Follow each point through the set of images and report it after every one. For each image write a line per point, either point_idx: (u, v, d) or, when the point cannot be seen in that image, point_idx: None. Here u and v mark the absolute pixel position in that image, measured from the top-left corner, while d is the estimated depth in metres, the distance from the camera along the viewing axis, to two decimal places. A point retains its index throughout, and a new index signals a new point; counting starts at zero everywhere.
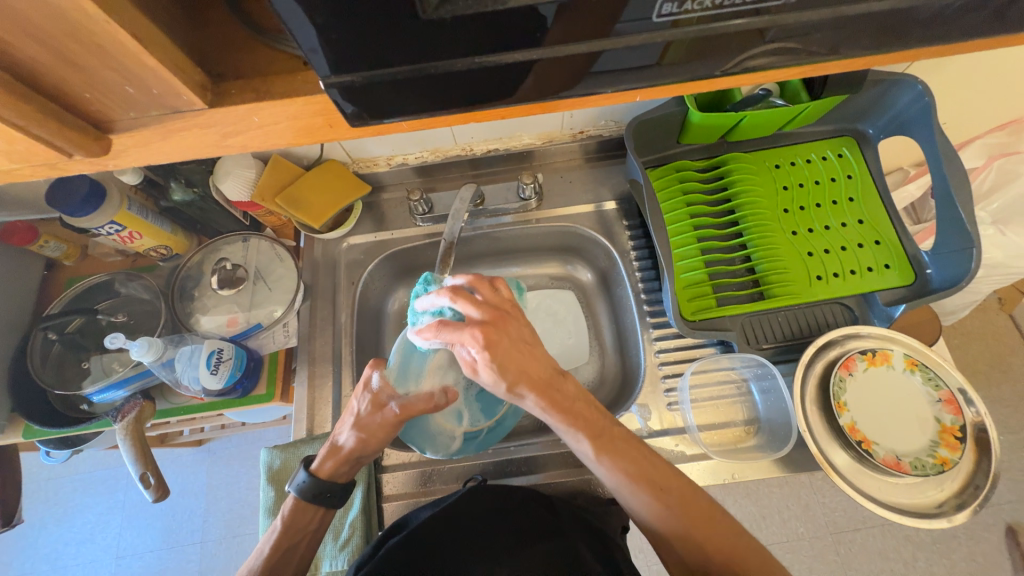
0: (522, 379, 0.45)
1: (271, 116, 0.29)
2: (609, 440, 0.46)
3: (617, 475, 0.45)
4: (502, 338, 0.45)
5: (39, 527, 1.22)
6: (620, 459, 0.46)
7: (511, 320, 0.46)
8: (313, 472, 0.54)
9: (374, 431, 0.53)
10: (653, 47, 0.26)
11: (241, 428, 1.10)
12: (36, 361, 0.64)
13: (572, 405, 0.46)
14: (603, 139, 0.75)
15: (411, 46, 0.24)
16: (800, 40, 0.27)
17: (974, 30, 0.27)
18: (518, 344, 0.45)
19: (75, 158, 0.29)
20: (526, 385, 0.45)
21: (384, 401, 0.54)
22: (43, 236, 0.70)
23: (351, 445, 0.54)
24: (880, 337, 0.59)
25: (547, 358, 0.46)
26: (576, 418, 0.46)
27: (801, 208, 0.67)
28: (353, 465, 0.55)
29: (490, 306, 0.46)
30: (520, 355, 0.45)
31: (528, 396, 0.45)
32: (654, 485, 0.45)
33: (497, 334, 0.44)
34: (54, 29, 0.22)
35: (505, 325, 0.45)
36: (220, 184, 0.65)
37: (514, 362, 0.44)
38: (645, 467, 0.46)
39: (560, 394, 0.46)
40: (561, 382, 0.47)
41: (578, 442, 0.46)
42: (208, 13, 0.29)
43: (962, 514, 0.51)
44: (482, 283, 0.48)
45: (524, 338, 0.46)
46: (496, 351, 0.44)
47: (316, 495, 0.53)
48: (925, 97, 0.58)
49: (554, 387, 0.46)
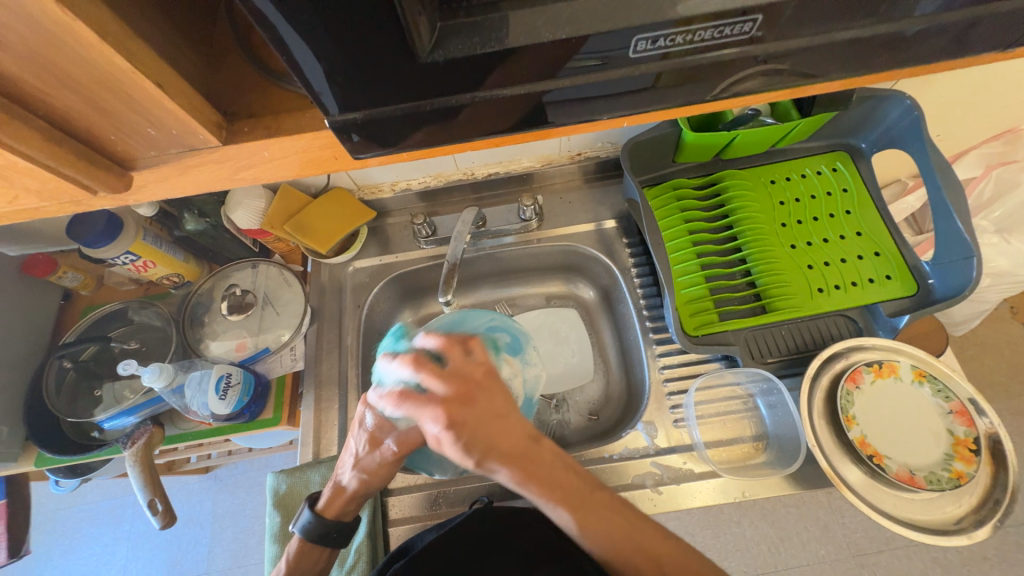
0: (491, 455, 0.44)
1: (282, 149, 0.30)
2: (589, 508, 0.45)
3: (599, 546, 0.44)
4: (466, 413, 0.44)
5: (44, 559, 1.21)
6: (602, 529, 0.44)
7: (482, 393, 0.46)
8: (317, 511, 0.54)
9: (376, 470, 0.53)
10: (640, 78, 0.28)
11: (248, 453, 1.10)
12: (50, 389, 0.65)
13: (547, 472, 0.45)
14: (601, 160, 0.77)
15: (412, 86, 0.26)
16: (777, 66, 0.28)
17: (945, 52, 0.29)
18: (489, 415, 0.44)
19: (100, 194, 0.31)
20: (495, 460, 0.44)
21: (380, 439, 0.54)
22: (62, 267, 0.72)
23: (355, 485, 0.54)
24: (885, 348, 0.59)
25: (518, 429, 0.45)
26: (553, 487, 0.45)
27: (798, 222, 0.68)
28: (359, 503, 0.55)
29: (459, 377, 0.46)
30: (489, 428, 0.44)
31: (499, 471, 0.44)
32: (634, 548, 0.44)
33: (461, 413, 0.44)
34: (87, 79, 0.24)
35: (474, 403, 0.44)
36: (231, 214, 0.67)
37: (481, 437, 0.43)
38: (626, 531, 0.44)
39: (531, 464, 0.45)
40: (535, 450, 0.45)
41: (559, 514, 0.45)
42: (225, 58, 0.32)
43: (984, 530, 0.50)
44: (451, 351, 0.48)
45: (496, 409, 0.45)
46: (461, 429, 0.43)
47: (322, 535, 0.53)
48: (913, 111, 0.60)
49: (526, 458, 0.45)
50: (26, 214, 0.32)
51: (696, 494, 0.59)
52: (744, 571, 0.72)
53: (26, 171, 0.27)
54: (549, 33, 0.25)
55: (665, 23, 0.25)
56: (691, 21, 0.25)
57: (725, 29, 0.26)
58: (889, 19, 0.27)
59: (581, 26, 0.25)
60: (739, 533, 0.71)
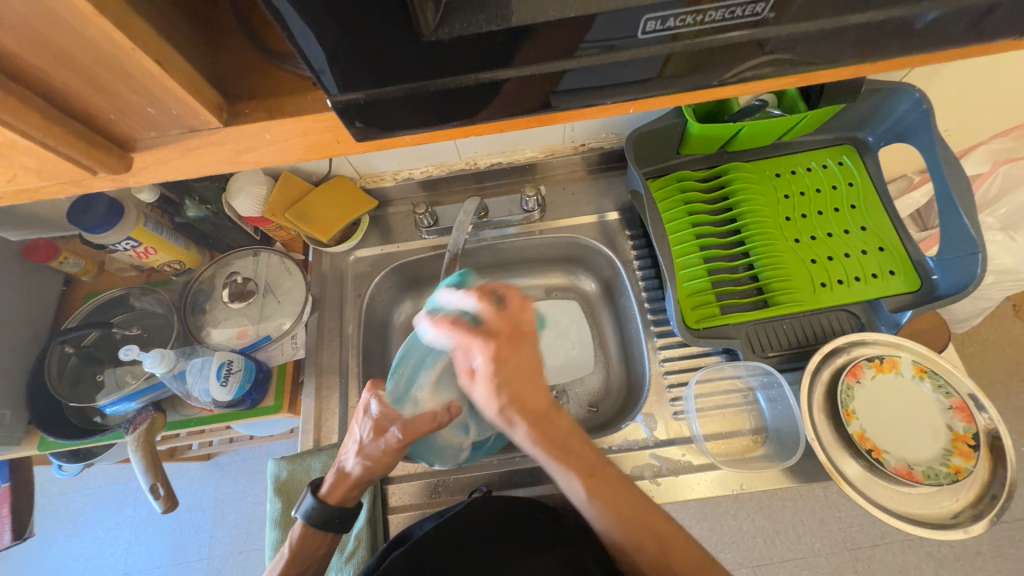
0: (517, 407, 0.45)
1: (283, 132, 0.30)
2: (601, 479, 0.45)
3: (604, 516, 0.45)
4: (512, 356, 0.46)
5: (48, 541, 1.23)
6: (611, 501, 0.45)
7: (527, 342, 0.47)
8: (320, 496, 0.54)
9: (380, 457, 0.54)
10: (647, 61, 0.27)
11: (249, 441, 1.10)
12: (53, 374, 0.66)
13: (564, 438, 0.46)
14: (605, 151, 0.77)
15: (415, 66, 0.25)
16: (787, 52, 0.28)
17: (959, 39, 0.28)
18: (525, 366, 0.46)
19: (99, 175, 0.31)
20: (518, 413, 0.45)
21: (385, 426, 0.55)
22: (63, 253, 0.72)
23: (358, 472, 0.54)
24: (887, 343, 0.59)
25: (547, 390, 0.46)
26: (568, 453, 0.46)
27: (803, 215, 0.67)
28: (362, 489, 0.56)
29: (507, 323, 0.47)
30: (522, 381, 0.45)
31: (521, 425, 0.45)
32: (639, 522, 0.44)
33: (504, 352, 0.45)
34: (85, 56, 0.23)
35: (519, 349, 0.46)
36: (232, 200, 0.67)
37: (512, 386, 0.45)
38: (633, 506, 0.45)
39: (550, 427, 0.46)
40: (555, 416, 0.47)
41: (570, 481, 0.45)
42: (226, 39, 0.31)
43: (980, 525, 0.50)
44: (509, 297, 0.49)
45: (533, 365, 0.46)
46: (502, 367, 0.45)
47: (325, 521, 0.53)
48: (922, 104, 0.59)
49: (545, 420, 0.46)
50: (26, 195, 0.32)
51: (694, 486, 0.59)
52: (740, 563, 0.73)
53: (25, 151, 0.26)
54: (556, 13, 0.24)
55: (674, 4, 0.25)
56: (700, 2, 0.25)
57: (734, 10, 0.25)
58: (902, 4, 0.26)
59: (587, 6, 0.24)
60: (736, 526, 0.71)
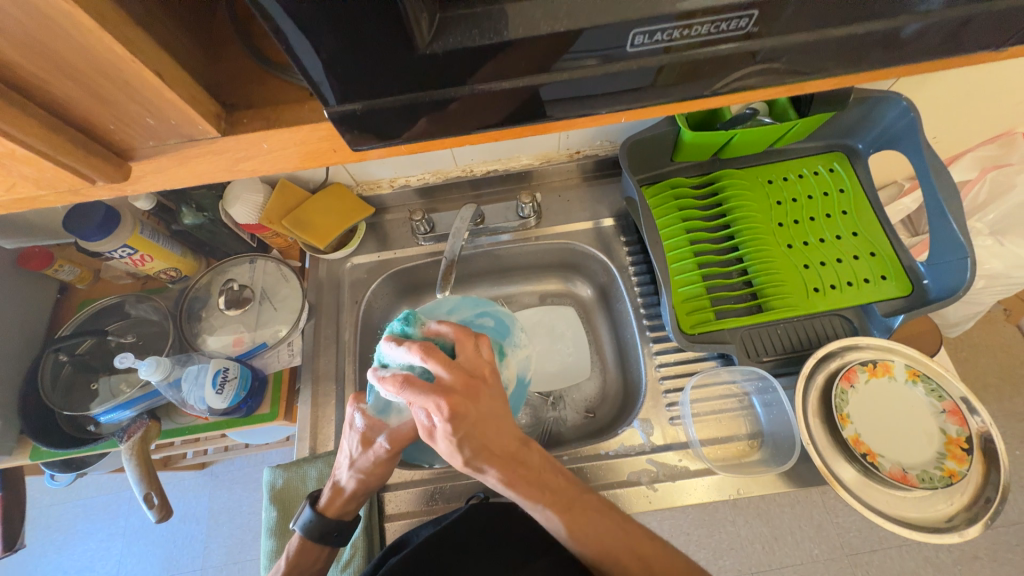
0: (484, 455, 0.45)
1: (280, 141, 0.31)
2: (578, 509, 0.47)
3: (585, 545, 0.46)
4: (473, 408, 0.44)
5: (39, 554, 1.21)
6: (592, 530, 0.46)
7: (485, 390, 0.45)
8: (318, 509, 0.54)
9: (373, 468, 0.53)
10: (637, 72, 0.28)
11: (244, 449, 1.10)
12: (46, 382, 0.65)
13: (532, 479, 0.47)
14: (599, 158, 0.78)
15: (411, 77, 0.26)
16: (774, 62, 0.28)
17: (939, 51, 0.29)
18: (489, 417, 0.45)
19: (98, 184, 0.31)
20: (484, 460, 0.45)
21: (372, 437, 0.54)
22: (58, 260, 0.72)
23: (354, 485, 0.54)
24: (879, 348, 0.59)
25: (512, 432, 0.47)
26: (541, 487, 0.47)
27: (795, 222, 0.68)
28: (359, 502, 0.55)
29: (466, 372, 0.44)
30: (488, 430, 0.45)
31: (488, 471, 0.45)
32: (622, 550, 0.45)
33: (466, 407, 0.43)
34: (86, 67, 0.24)
35: (479, 400, 0.44)
36: (230, 208, 0.67)
37: (477, 438, 0.44)
38: (613, 535, 0.46)
39: (517, 467, 0.46)
40: (524, 454, 0.47)
41: (548, 517, 0.46)
42: (224, 50, 0.32)
43: (974, 528, 0.50)
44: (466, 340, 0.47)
45: (494, 413, 0.45)
46: (464, 423, 0.43)
47: (323, 535, 0.53)
48: (910, 112, 0.60)
49: (515, 460, 0.46)
50: (24, 204, 0.32)
51: (691, 491, 0.59)
52: (738, 569, 0.72)
53: (24, 160, 0.27)
54: (548, 26, 0.25)
55: (663, 18, 0.25)
56: (688, 16, 0.25)
57: (722, 24, 0.26)
58: (884, 17, 0.27)
59: (579, 19, 0.25)
60: (733, 532, 0.72)
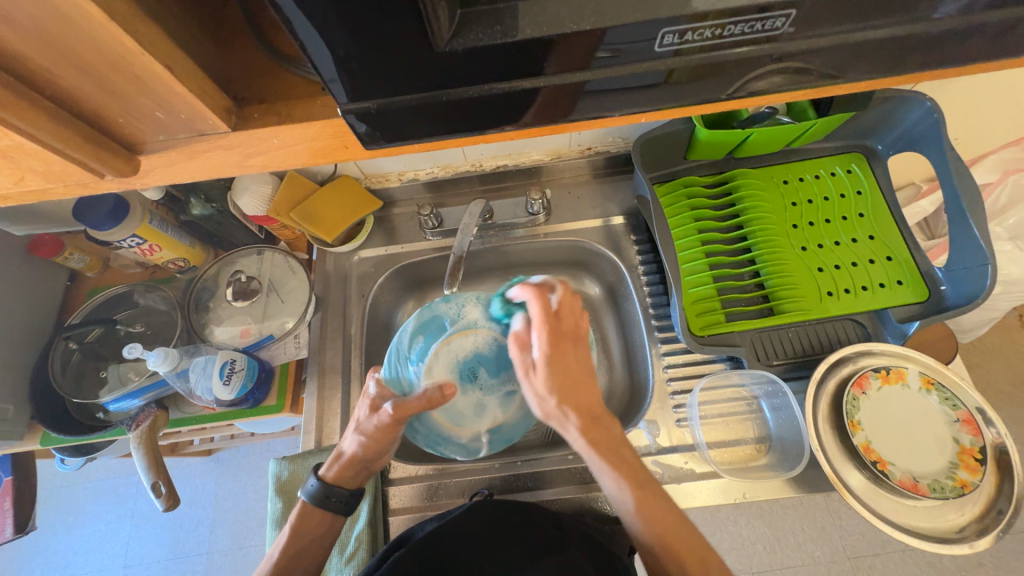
0: (572, 404, 0.46)
1: (291, 137, 0.30)
2: (649, 492, 0.47)
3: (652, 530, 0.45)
4: (569, 353, 0.47)
5: (49, 534, 1.24)
6: (660, 518, 0.46)
7: (579, 342, 0.48)
8: (325, 478, 0.54)
9: (375, 435, 0.51)
10: (659, 74, 0.27)
11: (251, 437, 1.11)
12: (56, 370, 0.66)
13: (614, 446, 0.47)
14: (611, 155, 0.76)
15: (427, 76, 0.25)
16: (802, 66, 0.27)
17: (979, 55, 0.28)
18: (579, 364, 0.47)
19: (107, 177, 0.30)
20: (574, 410, 0.46)
21: (380, 404, 0.52)
22: (68, 249, 0.73)
23: (356, 450, 0.53)
24: (894, 354, 0.58)
25: (596, 390, 0.48)
26: (620, 460, 0.47)
27: (810, 223, 0.67)
28: (359, 469, 0.55)
29: (569, 320, 0.48)
30: (576, 379, 0.47)
31: (575, 424, 0.46)
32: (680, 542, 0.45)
33: (563, 349, 0.47)
34: (96, 59, 0.23)
35: (576, 346, 0.47)
36: (238, 199, 0.67)
37: (568, 379, 0.46)
38: (675, 527, 0.46)
39: (601, 427, 0.47)
40: (606, 421, 0.48)
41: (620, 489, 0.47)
42: (236, 42, 0.31)
43: (985, 539, 0.50)
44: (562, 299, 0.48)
45: (585, 365, 0.48)
46: (560, 364, 0.46)
47: (324, 499, 0.53)
48: (934, 113, 0.58)
49: (600, 422, 0.47)
50: (32, 196, 0.32)
51: (696, 494, 0.59)
52: (739, 569, 0.73)
53: (33, 153, 0.26)
54: (572, 25, 0.24)
55: (688, 17, 0.24)
56: (715, 16, 0.24)
57: (751, 25, 0.25)
58: (920, 19, 0.26)
59: (603, 17, 0.24)
60: (736, 533, 0.72)
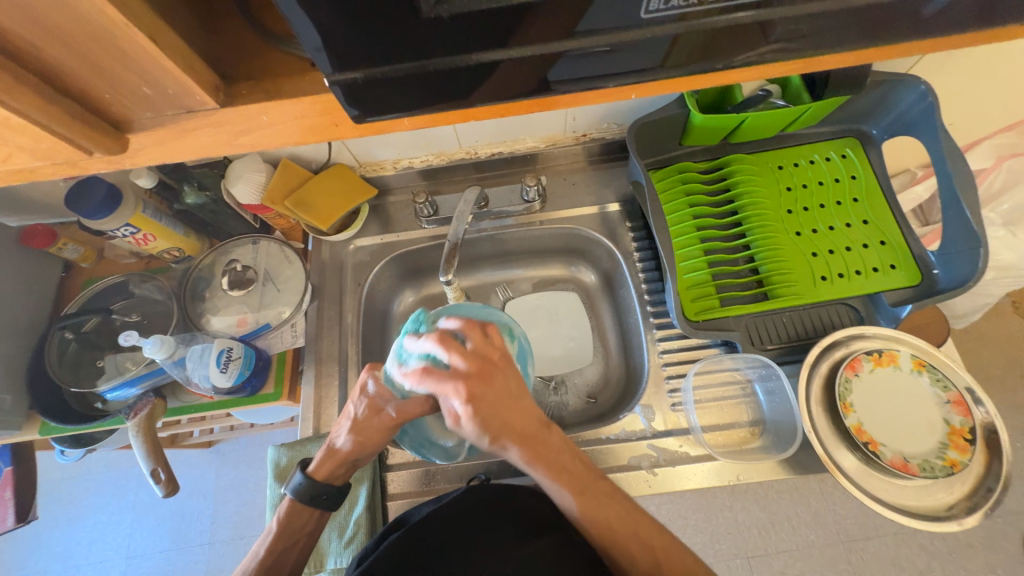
0: (505, 434, 0.46)
1: (281, 114, 0.30)
2: (593, 494, 0.48)
3: (599, 531, 0.46)
4: (488, 390, 0.46)
5: (51, 526, 1.25)
6: (604, 514, 0.47)
7: (497, 373, 0.47)
8: (309, 474, 0.54)
9: (371, 433, 0.53)
10: (651, 43, 0.27)
11: (250, 429, 1.12)
12: (53, 359, 0.66)
13: (553, 458, 0.48)
14: (606, 141, 0.76)
15: (414, 44, 0.25)
16: (791, 34, 0.27)
17: (967, 22, 0.28)
18: (503, 397, 0.46)
19: (96, 156, 0.30)
20: (508, 439, 0.47)
21: (380, 405, 0.53)
22: (61, 239, 0.72)
23: (349, 447, 0.53)
24: (886, 337, 0.59)
25: (530, 412, 0.48)
26: (560, 471, 0.48)
27: (804, 208, 0.67)
28: (349, 467, 0.55)
29: (477, 360, 0.47)
30: (505, 410, 0.46)
31: (510, 449, 0.47)
32: (629, 536, 0.46)
33: (479, 391, 0.45)
34: (77, 30, 0.23)
35: (492, 383, 0.46)
36: (232, 187, 0.66)
37: (496, 415, 0.46)
38: (630, 522, 0.47)
39: (541, 448, 0.48)
40: (544, 435, 0.48)
41: (563, 496, 0.48)
42: (224, 20, 0.31)
43: (974, 517, 0.50)
44: (472, 333, 0.49)
45: (510, 392, 0.47)
46: (482, 405, 0.45)
47: (313, 498, 0.52)
48: (929, 96, 0.58)
49: (535, 441, 0.48)
50: (21, 177, 0.32)
51: (690, 476, 0.60)
52: (733, 552, 0.74)
53: (19, 129, 0.26)
54: None
55: None
56: None
57: None
58: None
59: None
60: (730, 517, 0.73)
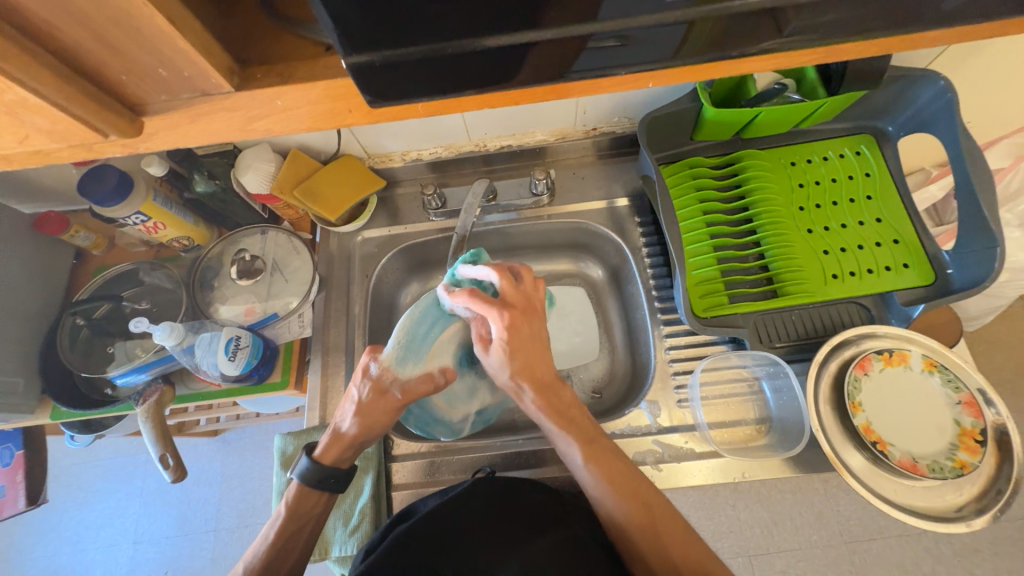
0: (527, 374, 0.49)
1: (294, 99, 0.30)
2: (598, 450, 0.49)
3: (601, 484, 0.48)
4: (524, 327, 0.50)
5: (60, 510, 1.27)
6: (606, 469, 0.48)
7: (538, 318, 0.51)
8: (315, 458, 0.54)
9: (378, 415, 0.54)
10: (670, 28, 0.26)
11: (256, 418, 1.13)
12: (65, 344, 0.67)
13: (566, 410, 0.50)
14: (616, 135, 0.76)
15: (430, 27, 0.25)
16: (812, 21, 0.27)
17: (994, 9, 0.27)
18: (533, 339, 0.50)
19: (110, 139, 0.30)
20: (529, 380, 0.50)
21: (386, 387, 0.54)
22: (73, 226, 0.73)
23: (355, 430, 0.53)
24: (896, 337, 0.58)
25: (551, 363, 0.51)
26: (570, 422, 0.50)
27: (816, 205, 0.66)
28: (356, 450, 0.56)
29: (523, 297, 0.51)
30: (531, 351, 0.50)
31: (528, 390, 0.50)
32: (631, 493, 0.47)
33: (519, 322, 0.49)
34: (94, 8, 0.23)
35: (532, 322, 0.50)
36: (241, 176, 0.67)
37: (524, 354, 0.49)
38: (630, 482, 0.48)
39: (555, 397, 0.50)
40: (559, 388, 0.51)
41: (570, 447, 0.49)
42: (238, 4, 0.31)
43: (983, 519, 0.50)
44: (523, 275, 0.52)
45: (541, 337, 0.50)
46: (514, 337, 0.49)
47: (320, 480, 0.53)
48: (948, 92, 0.57)
49: (552, 390, 0.50)
50: (37, 160, 0.32)
51: (695, 473, 0.59)
52: (735, 550, 0.74)
53: (35, 110, 0.26)
54: None
55: None
56: None
57: None
58: None
59: None
60: (734, 515, 0.73)
